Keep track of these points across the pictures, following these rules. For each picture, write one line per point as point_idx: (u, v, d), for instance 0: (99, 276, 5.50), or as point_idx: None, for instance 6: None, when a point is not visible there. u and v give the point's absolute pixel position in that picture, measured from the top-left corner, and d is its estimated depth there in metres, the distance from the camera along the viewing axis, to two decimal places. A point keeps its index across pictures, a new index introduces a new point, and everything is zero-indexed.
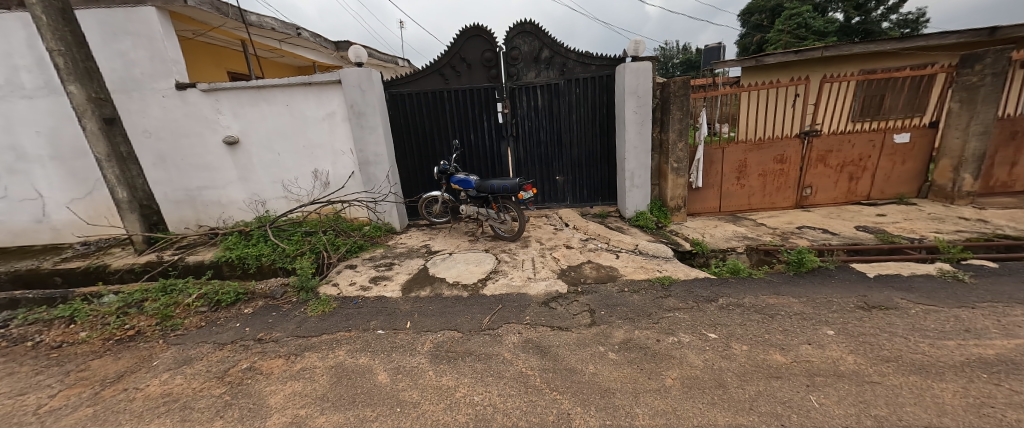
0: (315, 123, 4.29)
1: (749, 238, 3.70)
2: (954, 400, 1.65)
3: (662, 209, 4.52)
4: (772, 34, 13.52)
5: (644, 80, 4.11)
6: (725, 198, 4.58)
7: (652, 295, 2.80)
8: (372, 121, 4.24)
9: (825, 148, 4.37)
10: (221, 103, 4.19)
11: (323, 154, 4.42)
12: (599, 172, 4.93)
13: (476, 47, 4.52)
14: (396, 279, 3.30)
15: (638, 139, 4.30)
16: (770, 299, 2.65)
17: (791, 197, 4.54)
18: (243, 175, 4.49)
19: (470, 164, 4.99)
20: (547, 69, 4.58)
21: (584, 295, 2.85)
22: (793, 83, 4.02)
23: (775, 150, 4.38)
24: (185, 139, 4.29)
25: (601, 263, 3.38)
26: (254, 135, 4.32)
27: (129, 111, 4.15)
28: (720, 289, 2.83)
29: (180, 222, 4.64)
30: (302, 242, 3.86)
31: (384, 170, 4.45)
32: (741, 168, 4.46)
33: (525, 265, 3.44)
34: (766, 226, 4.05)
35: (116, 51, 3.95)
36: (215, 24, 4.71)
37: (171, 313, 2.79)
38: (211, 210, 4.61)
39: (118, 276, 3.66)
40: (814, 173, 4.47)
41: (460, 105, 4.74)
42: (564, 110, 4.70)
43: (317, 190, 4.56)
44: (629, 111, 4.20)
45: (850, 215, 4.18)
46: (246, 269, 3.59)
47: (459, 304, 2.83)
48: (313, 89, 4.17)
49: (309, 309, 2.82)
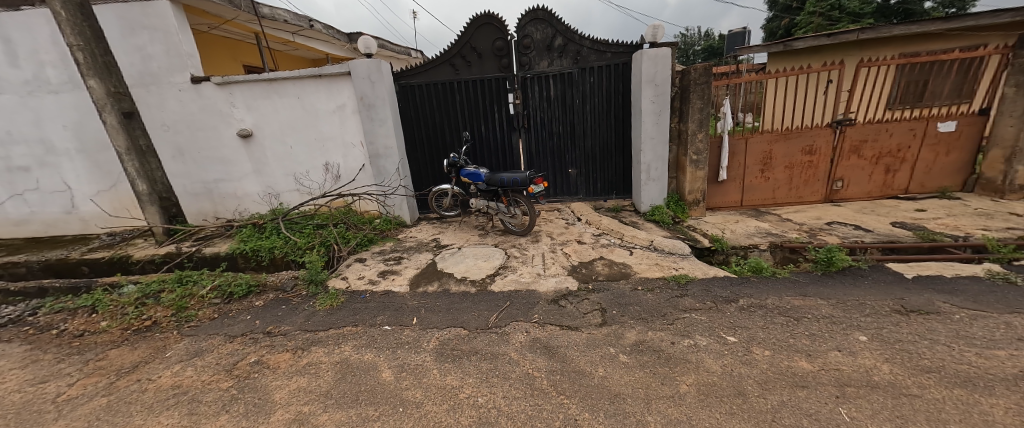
0: (326, 116, 4.29)
1: (773, 235, 3.51)
2: (1006, 418, 1.48)
3: (680, 203, 4.33)
4: (803, 17, 12.75)
5: (662, 67, 3.92)
6: (747, 192, 4.35)
7: (667, 294, 2.65)
8: (382, 113, 4.21)
9: (859, 138, 4.05)
10: (234, 96, 4.23)
11: (334, 147, 4.42)
12: (613, 164, 4.75)
13: (487, 35, 4.40)
14: (405, 273, 3.26)
15: (654, 130, 4.13)
16: (796, 300, 2.46)
17: (820, 191, 4.25)
18: (257, 168, 4.53)
19: (482, 157, 4.91)
20: (560, 57, 4.42)
21: (595, 294, 2.73)
22: (825, 68, 3.75)
23: (803, 141, 4.11)
24: (201, 132, 4.36)
25: (614, 259, 3.22)
26: (266, 128, 4.35)
27: (148, 105, 4.24)
28: (741, 289, 2.63)
29: (199, 215, 4.74)
30: (313, 234, 3.88)
31: (394, 163, 4.41)
32: (766, 160, 4.21)
33: (535, 260, 3.34)
34: (792, 222, 3.82)
35: (134, 46, 4.03)
36: (229, 17, 4.73)
37: (186, 304, 2.85)
38: (227, 202, 4.68)
39: (141, 266, 3.79)
40: (846, 165, 4.15)
41: (471, 96, 4.64)
42: (577, 101, 4.54)
43: (328, 183, 4.55)
44: (645, 101, 4.03)
45: (886, 210, 3.88)
46: (259, 261, 3.65)
47: (467, 300, 2.77)
48: (324, 81, 4.16)
49: (318, 303, 2.81)
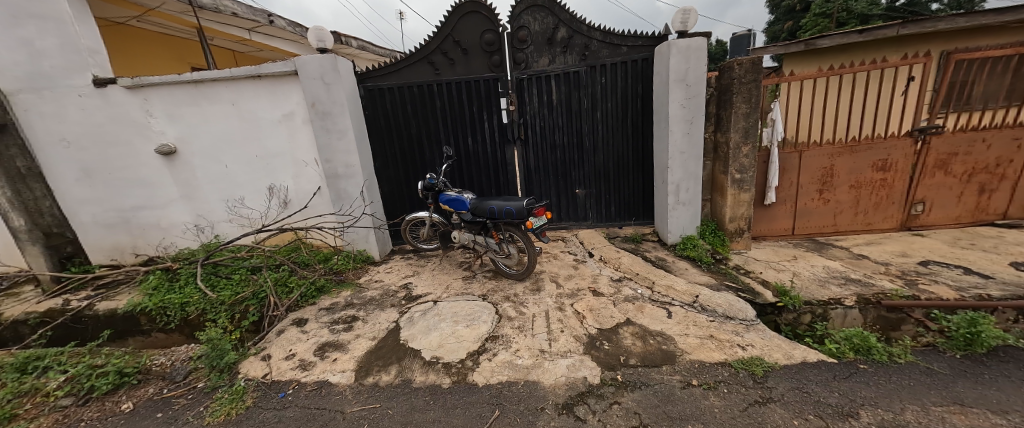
0: (270, 127, 3.39)
1: (857, 283, 2.61)
2: None
3: (718, 233, 3.43)
4: (806, 20, 12.09)
5: (695, 62, 3.07)
6: (801, 217, 3.47)
7: (742, 397, 1.71)
8: (340, 123, 3.32)
9: (947, 150, 3.17)
10: (152, 102, 3.32)
11: (281, 165, 3.50)
12: (630, 183, 3.84)
13: (473, 26, 3.54)
14: (353, 347, 2.30)
15: (685, 142, 3.25)
16: (957, 419, 1.53)
17: (894, 216, 3.37)
18: (185, 192, 3.60)
19: (469, 175, 4.01)
20: (564, 53, 3.56)
21: (629, 394, 1.78)
22: (907, 62, 2.92)
23: (875, 154, 3.23)
24: (113, 149, 3.43)
25: (647, 325, 2.28)
26: (196, 143, 3.44)
27: (40, 114, 3.27)
28: (857, 390, 1.69)
29: (114, 251, 3.75)
30: (245, 283, 2.99)
31: (357, 186, 3.50)
32: (826, 177, 3.34)
33: (537, 324, 2.41)
34: (871, 261, 2.92)
35: (17, 40, 3.06)
36: (153, 6, 3.85)
37: (14, 411, 1.90)
38: (150, 235, 3.73)
39: (10, 329, 2.89)
40: (930, 184, 3.26)
41: (455, 101, 3.76)
42: (585, 106, 3.67)
43: (274, 210, 3.62)
44: (674, 105, 3.17)
45: (991, 243, 2.98)
46: (168, 322, 2.79)
47: (434, 405, 1.82)
48: (265, 84, 3.27)
49: (209, 411, 1.86)
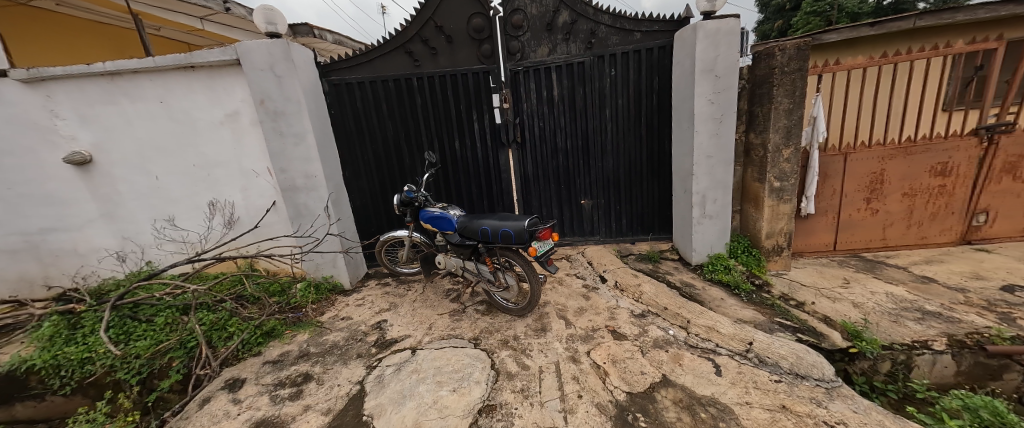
0: (208, 130, 2.75)
1: (939, 318, 2.10)
2: None
3: (751, 251, 2.92)
4: (798, 18, 11.81)
5: (727, 49, 2.53)
6: (845, 230, 2.97)
7: None
8: (295, 125, 2.70)
9: (1016, 152, 2.71)
10: (58, 100, 2.66)
11: (224, 177, 2.87)
12: (644, 193, 3.31)
13: (459, 8, 2.96)
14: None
15: (713, 145, 2.72)
16: None
17: (952, 228, 2.90)
18: (107, 210, 2.94)
19: (456, 185, 3.42)
20: (566, 41, 3.02)
21: None
22: (976, 47, 2.46)
23: (934, 156, 2.75)
24: (9, 158, 2.74)
25: (690, 387, 1.73)
26: (116, 151, 2.79)
27: None
28: None
29: (21, 284, 3.06)
30: (171, 328, 2.35)
31: (319, 201, 2.88)
32: (876, 184, 2.85)
33: (546, 386, 1.83)
34: (942, 285, 2.43)
35: None
36: None
37: None
38: (65, 263, 3.05)
39: None
40: (995, 191, 2.80)
41: (438, 97, 3.17)
42: (592, 103, 3.13)
43: (219, 231, 2.99)
44: (700, 101, 2.64)
45: None
46: (64, 384, 2.14)
47: None
48: (200, 76, 2.63)
49: None
